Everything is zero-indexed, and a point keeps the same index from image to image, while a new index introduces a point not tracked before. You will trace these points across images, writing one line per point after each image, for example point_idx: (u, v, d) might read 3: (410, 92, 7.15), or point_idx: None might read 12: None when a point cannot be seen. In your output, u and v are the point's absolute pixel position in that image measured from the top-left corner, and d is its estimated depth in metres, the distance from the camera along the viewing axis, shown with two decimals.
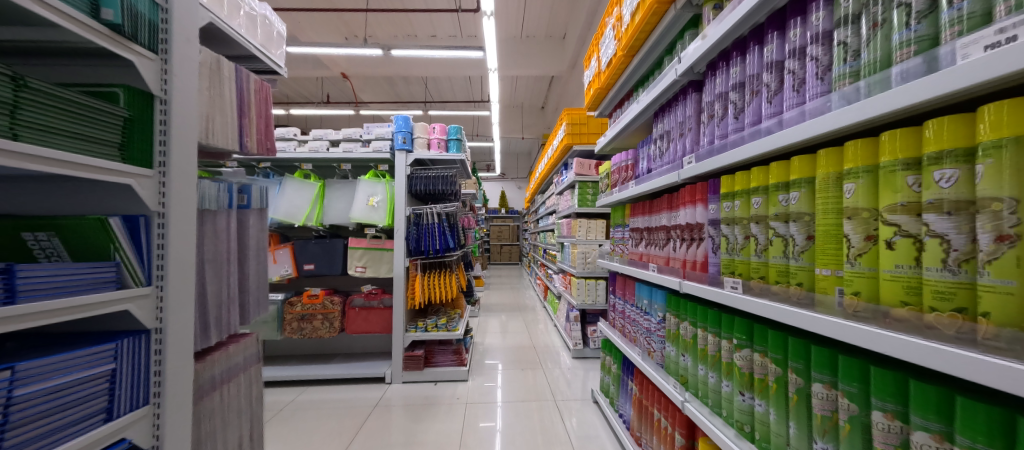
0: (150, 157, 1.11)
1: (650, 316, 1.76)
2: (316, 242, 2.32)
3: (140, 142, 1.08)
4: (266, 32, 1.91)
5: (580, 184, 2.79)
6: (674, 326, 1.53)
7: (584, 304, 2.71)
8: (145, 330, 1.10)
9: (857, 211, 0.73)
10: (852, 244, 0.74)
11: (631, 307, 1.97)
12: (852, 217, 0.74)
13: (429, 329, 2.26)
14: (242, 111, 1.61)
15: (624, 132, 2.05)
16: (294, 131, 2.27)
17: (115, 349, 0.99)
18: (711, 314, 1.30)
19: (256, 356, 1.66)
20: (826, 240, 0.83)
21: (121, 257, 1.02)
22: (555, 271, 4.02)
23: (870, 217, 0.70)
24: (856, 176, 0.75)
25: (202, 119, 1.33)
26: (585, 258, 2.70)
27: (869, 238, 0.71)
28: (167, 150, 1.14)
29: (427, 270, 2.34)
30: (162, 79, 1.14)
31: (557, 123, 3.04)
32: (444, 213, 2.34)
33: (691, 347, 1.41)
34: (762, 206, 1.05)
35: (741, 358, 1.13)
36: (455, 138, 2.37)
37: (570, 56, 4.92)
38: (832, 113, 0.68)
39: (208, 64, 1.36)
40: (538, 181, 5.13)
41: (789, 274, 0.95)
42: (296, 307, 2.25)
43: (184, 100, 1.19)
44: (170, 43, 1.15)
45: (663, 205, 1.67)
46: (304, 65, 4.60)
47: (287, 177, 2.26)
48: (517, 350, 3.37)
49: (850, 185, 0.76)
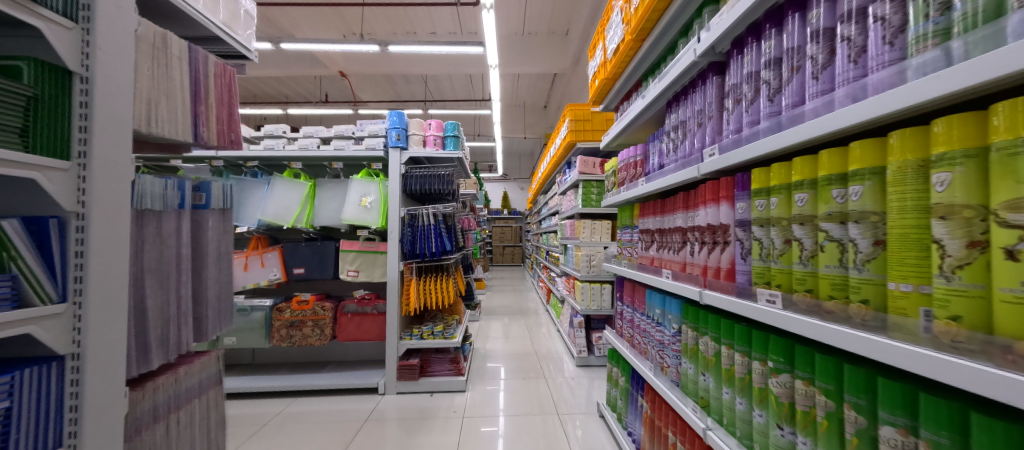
0: (64, 143, 0.97)
1: (664, 326, 1.58)
2: (307, 245, 2.20)
3: (50, 125, 0.94)
4: (230, 12, 1.66)
5: (584, 183, 2.65)
6: (692, 340, 1.36)
7: (587, 309, 2.53)
8: (58, 357, 0.95)
9: (953, 209, 0.55)
10: (947, 252, 0.56)
11: (643, 318, 1.79)
12: (945, 217, 0.56)
13: (425, 336, 2.14)
14: (199, 97, 1.47)
15: (630, 127, 1.90)
16: (284, 129, 2.19)
17: (9, 382, 0.82)
18: (739, 331, 1.13)
19: (214, 380, 1.52)
20: (900, 248, 0.64)
21: (22, 269, 0.85)
22: (557, 274, 3.88)
23: (975, 217, 0.52)
24: (952, 165, 0.55)
25: (142, 103, 1.18)
26: (590, 261, 2.55)
27: (973, 245, 0.52)
28: (87, 135, 0.99)
29: (423, 274, 2.20)
30: (82, 50, 1.00)
31: (559, 120, 2.90)
32: (440, 214, 2.21)
33: (716, 368, 1.22)
34: (808, 205, 0.87)
35: (779, 383, 0.95)
36: (452, 135, 2.25)
37: (572, 52, 4.80)
38: (905, 86, 0.52)
39: (150, 39, 1.20)
40: (540, 181, 5.00)
41: (845, 289, 0.76)
42: (285, 313, 2.13)
43: (110, 75, 1.04)
44: (92, 8, 1.00)
45: (680, 206, 1.50)
46: (301, 63, 4.50)
47: (275, 176, 2.14)
48: (517, 357, 3.20)
49: (942, 177, 0.57)
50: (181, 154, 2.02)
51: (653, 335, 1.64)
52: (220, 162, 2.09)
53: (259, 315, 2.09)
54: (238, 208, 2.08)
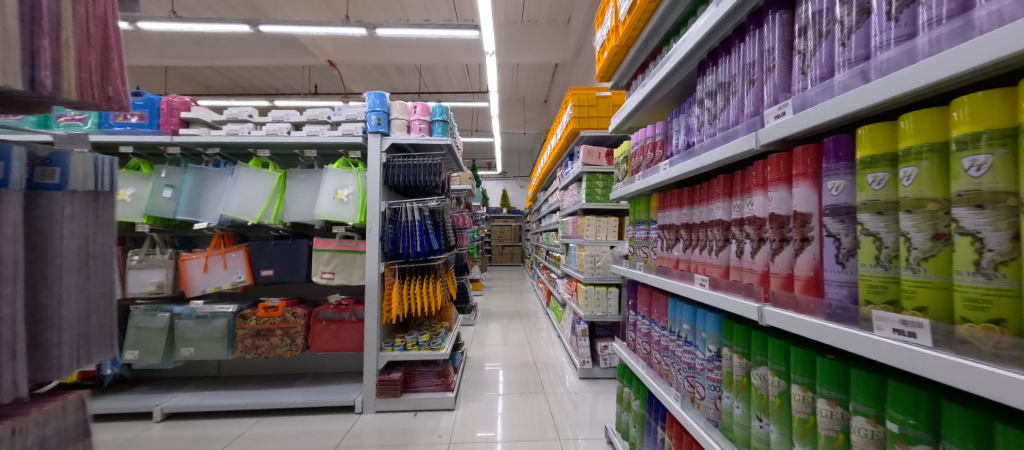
0: None
1: (660, 325, 1.17)
2: (275, 243, 1.89)
3: None
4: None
5: (588, 175, 2.38)
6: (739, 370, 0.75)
7: (592, 316, 2.27)
8: None
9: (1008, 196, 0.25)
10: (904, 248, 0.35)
11: (643, 318, 1.34)
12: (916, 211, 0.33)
13: (409, 347, 1.86)
14: None
15: (638, 113, 1.56)
16: (250, 112, 1.89)
17: None
18: (751, 336, 0.73)
19: None
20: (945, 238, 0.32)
21: None
22: (558, 275, 3.60)
23: (939, 210, 0.32)
24: (916, 159, 0.34)
25: None
26: (595, 262, 2.27)
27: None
28: None
29: (407, 278, 1.91)
30: None
31: (561, 107, 2.62)
32: (425, 208, 1.92)
33: (737, 390, 0.75)
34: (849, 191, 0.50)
35: (757, 378, 0.70)
36: (440, 119, 1.93)
37: (574, 40, 4.54)
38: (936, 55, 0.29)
39: None
40: (540, 177, 4.73)
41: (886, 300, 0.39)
42: (250, 321, 1.82)
43: None
44: None
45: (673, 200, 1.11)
46: (285, 49, 4.21)
47: (239, 166, 1.84)
48: (516, 355, 2.87)
49: (906, 171, 0.35)
50: (132, 138, 1.74)
51: (654, 336, 1.22)
52: (177, 149, 1.81)
53: (221, 323, 1.78)
54: (197, 202, 1.80)
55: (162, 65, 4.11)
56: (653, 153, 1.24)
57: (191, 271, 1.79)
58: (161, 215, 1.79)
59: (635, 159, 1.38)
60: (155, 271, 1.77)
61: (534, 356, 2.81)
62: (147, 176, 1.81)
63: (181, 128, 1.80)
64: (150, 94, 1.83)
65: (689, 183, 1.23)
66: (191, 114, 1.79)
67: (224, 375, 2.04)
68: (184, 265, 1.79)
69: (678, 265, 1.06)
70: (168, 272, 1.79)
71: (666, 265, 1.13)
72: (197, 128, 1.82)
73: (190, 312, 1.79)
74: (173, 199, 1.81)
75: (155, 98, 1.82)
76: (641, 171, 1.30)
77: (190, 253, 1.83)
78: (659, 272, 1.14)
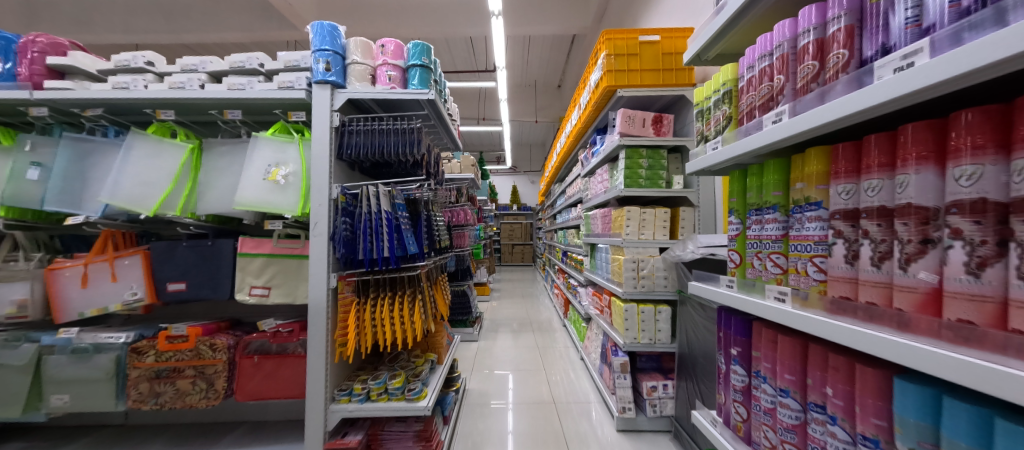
0: None
1: (852, 430, 0.52)
2: (189, 245, 1.32)
3: None
4: None
5: (627, 151, 1.75)
6: None
7: (634, 345, 1.65)
8: None
9: None
10: None
11: (771, 389, 0.68)
12: None
13: (374, 397, 1.25)
14: None
15: (731, 36, 0.91)
16: (150, 58, 1.31)
17: None
18: None
19: None
20: None
21: None
22: (580, 282, 2.95)
23: None
24: None
25: None
26: (638, 270, 1.65)
27: None
28: None
29: (371, 295, 1.30)
30: None
31: (589, 62, 1.97)
32: (396, 194, 1.31)
33: None
34: None
35: None
36: (418, 62, 1.31)
37: (595, 4, 3.89)
38: None
39: None
40: (557, 165, 4.08)
41: None
42: (148, 358, 1.26)
43: None
44: None
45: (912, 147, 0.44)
46: (264, 22, 3.70)
47: (132, 134, 1.27)
48: (529, 387, 2.22)
49: None
50: None
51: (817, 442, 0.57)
52: (45, 109, 1.25)
53: (107, 359, 1.24)
54: (75, 187, 1.24)
55: (129, 42, 3.66)
56: (815, 63, 0.58)
57: (65, 286, 1.23)
58: (24, 204, 1.23)
59: (750, 95, 0.74)
60: (15, 285, 1.23)
61: (550, 390, 2.17)
62: (7, 150, 1.26)
63: (47, 79, 1.23)
64: (9, 33, 1.27)
65: (915, 115, 0.53)
66: (61, 59, 1.23)
67: (133, 425, 1.49)
68: (54, 277, 1.23)
69: (942, 307, 0.41)
70: (35, 287, 1.25)
71: (873, 301, 0.49)
72: (73, 80, 1.26)
73: (65, 343, 1.25)
74: (43, 182, 1.25)
75: (17, 39, 1.27)
76: (783, 103, 0.65)
77: (66, 260, 1.27)
78: (854, 315, 0.49)
